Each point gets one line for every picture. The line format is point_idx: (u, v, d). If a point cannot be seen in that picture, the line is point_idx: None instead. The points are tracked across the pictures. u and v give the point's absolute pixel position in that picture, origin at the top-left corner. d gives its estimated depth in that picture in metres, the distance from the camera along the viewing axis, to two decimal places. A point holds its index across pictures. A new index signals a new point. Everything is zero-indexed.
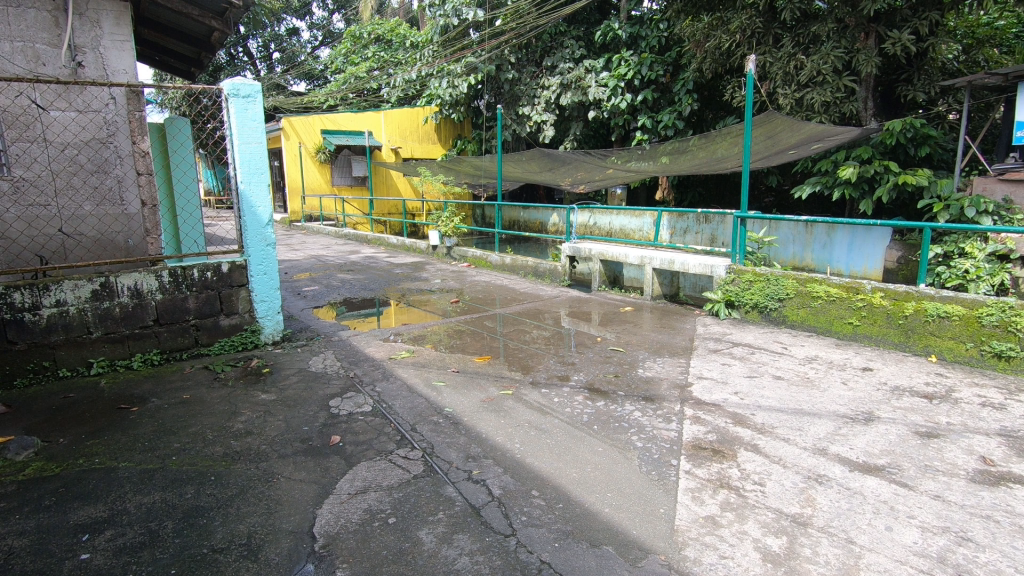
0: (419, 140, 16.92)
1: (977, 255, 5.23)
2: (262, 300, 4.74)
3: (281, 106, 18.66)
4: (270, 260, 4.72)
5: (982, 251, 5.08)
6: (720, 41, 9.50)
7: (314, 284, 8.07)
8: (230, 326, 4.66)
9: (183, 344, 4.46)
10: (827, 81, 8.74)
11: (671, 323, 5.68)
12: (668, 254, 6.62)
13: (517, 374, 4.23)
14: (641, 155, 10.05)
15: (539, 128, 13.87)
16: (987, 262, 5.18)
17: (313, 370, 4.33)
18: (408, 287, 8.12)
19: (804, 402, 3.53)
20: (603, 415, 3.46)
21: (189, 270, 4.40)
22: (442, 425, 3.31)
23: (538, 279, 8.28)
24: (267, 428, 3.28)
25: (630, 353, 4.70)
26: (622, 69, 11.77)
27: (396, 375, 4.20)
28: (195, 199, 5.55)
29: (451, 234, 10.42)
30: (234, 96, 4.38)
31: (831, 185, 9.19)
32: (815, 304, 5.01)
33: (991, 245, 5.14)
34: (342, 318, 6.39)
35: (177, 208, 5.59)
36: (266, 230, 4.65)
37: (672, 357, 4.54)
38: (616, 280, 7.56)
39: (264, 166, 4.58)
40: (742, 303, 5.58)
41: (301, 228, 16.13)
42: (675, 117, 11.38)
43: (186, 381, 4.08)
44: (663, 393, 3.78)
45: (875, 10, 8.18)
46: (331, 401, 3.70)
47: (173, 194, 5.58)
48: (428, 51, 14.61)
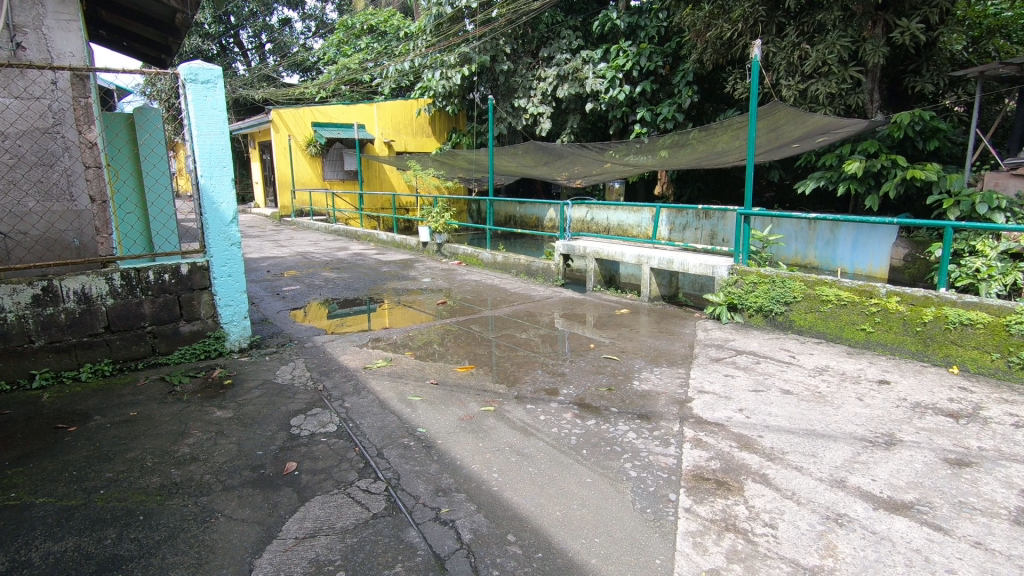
0: (413, 133, 16.53)
1: (988, 254, 4.92)
2: (227, 305, 4.38)
3: (272, 97, 18.23)
4: (235, 261, 4.35)
5: (995, 250, 4.79)
6: (721, 30, 9.16)
7: (296, 284, 7.68)
8: (191, 333, 4.29)
9: (138, 353, 4.09)
10: (832, 72, 8.39)
11: (669, 328, 5.31)
12: (667, 254, 6.25)
13: (501, 387, 3.86)
14: (640, 147, 9.58)
15: (535, 121, 13.46)
16: (1001, 260, 4.87)
17: (279, 382, 3.96)
18: (394, 286, 7.74)
19: (817, 422, 3.18)
20: (592, 437, 3.10)
21: (144, 273, 4.04)
22: (413, 449, 2.95)
23: (530, 278, 7.88)
24: (215, 453, 2.92)
25: (625, 362, 4.35)
26: (620, 59, 11.35)
27: (368, 388, 3.83)
28: (166, 191, 5.19)
29: (441, 230, 10.00)
30: (192, 81, 4.00)
31: (835, 180, 8.88)
32: (825, 309, 4.65)
33: (1004, 244, 4.85)
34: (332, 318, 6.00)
35: (146, 203, 5.25)
36: (230, 229, 4.28)
37: (670, 368, 4.20)
38: (612, 280, 7.18)
39: (227, 159, 4.21)
40: (745, 306, 5.21)
41: (291, 223, 15.73)
42: (674, 110, 11.00)
43: (137, 394, 3.71)
44: (661, 411, 3.42)
45: None
46: (293, 419, 3.34)
47: (142, 187, 5.24)
48: (422, 41, 14.25)
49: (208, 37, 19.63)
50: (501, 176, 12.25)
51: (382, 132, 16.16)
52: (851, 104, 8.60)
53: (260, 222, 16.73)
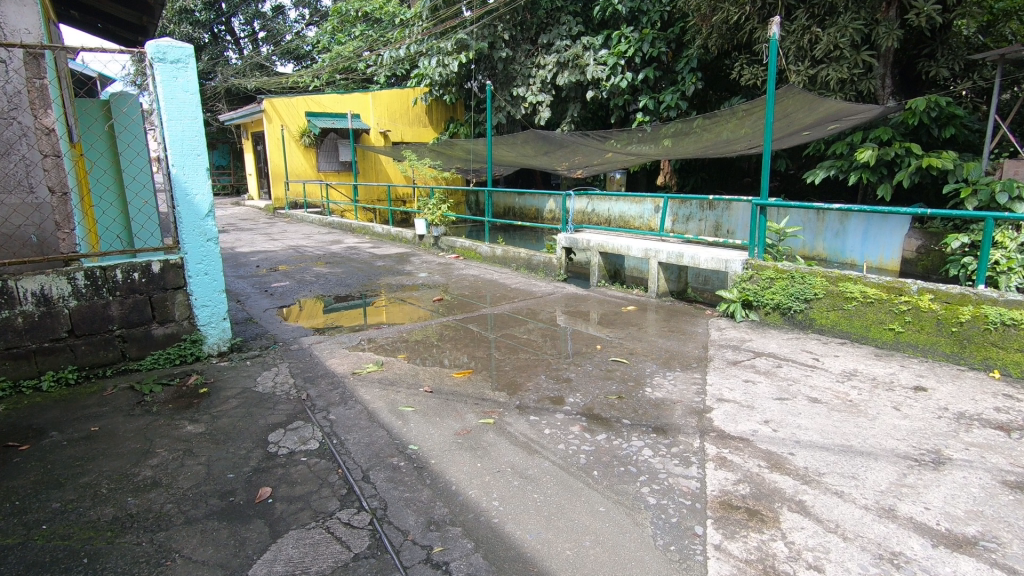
0: (409, 123, 16.10)
1: (1008, 245, 4.55)
2: (204, 306, 4.04)
3: (265, 86, 17.79)
4: (212, 257, 4.01)
5: (1015, 241, 4.42)
6: (728, 14, 8.70)
7: (285, 279, 7.34)
8: (165, 336, 3.95)
9: (107, 360, 3.75)
10: (844, 56, 8.02)
11: (680, 327, 4.98)
12: (676, 248, 5.89)
13: (501, 396, 3.53)
14: (643, 136, 9.22)
15: (534, 110, 13.04)
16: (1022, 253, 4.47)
17: (259, 391, 3.63)
18: (388, 281, 7.40)
19: (853, 437, 2.85)
20: (604, 455, 2.77)
21: (111, 271, 3.69)
22: (403, 471, 2.63)
23: (531, 273, 7.53)
24: (180, 478, 2.59)
25: (635, 366, 4.01)
26: (622, 46, 10.93)
27: (356, 398, 3.49)
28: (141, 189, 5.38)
29: (438, 223, 9.63)
30: (160, 61, 3.65)
31: (846, 169, 8.54)
32: (849, 307, 4.33)
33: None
34: (322, 317, 5.61)
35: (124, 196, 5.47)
36: (206, 223, 3.94)
37: (684, 372, 3.87)
38: (616, 274, 6.82)
39: (201, 146, 3.86)
40: (761, 304, 4.88)
41: (285, 216, 15.37)
42: (678, 97, 10.63)
43: (102, 406, 3.38)
44: (678, 423, 3.10)
45: None
46: (271, 435, 3.02)
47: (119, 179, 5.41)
48: (418, 28, 13.86)
49: (198, 25, 19.10)
50: (501, 166, 11.86)
51: (377, 122, 15.68)
52: (862, 91, 8.17)
53: (253, 214, 16.34)
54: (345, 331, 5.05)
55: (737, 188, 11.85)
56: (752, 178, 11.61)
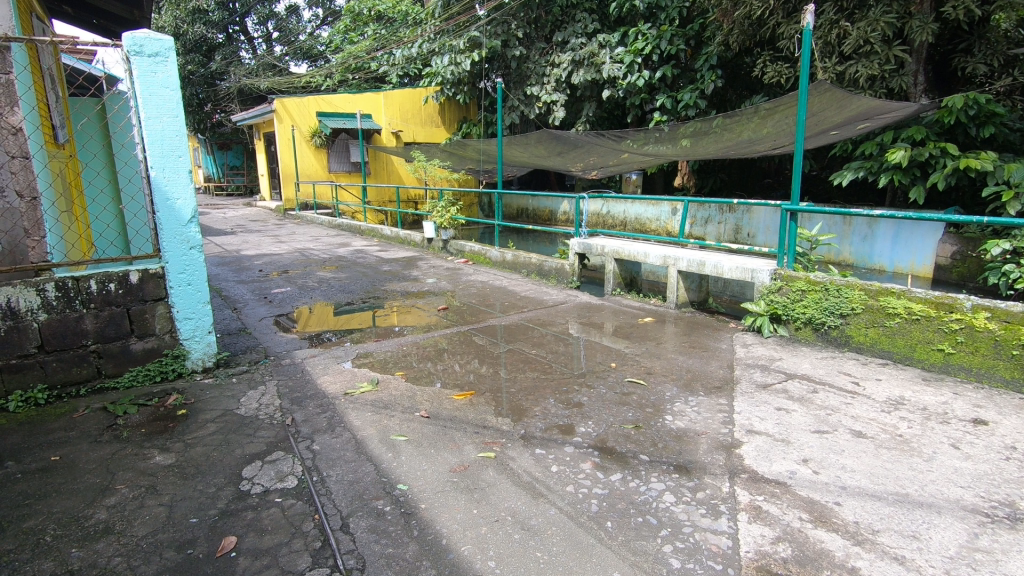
0: (421, 123, 15.85)
1: None
2: (187, 319, 3.75)
3: (277, 86, 17.64)
4: (195, 267, 3.72)
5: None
6: (751, 9, 8.27)
7: (286, 285, 7.06)
8: (144, 351, 3.67)
9: (81, 377, 3.48)
10: (874, 52, 7.55)
11: (701, 343, 4.59)
12: (697, 255, 5.51)
13: (505, 423, 3.18)
14: (660, 136, 8.82)
15: (549, 110, 12.66)
16: None
17: (241, 414, 3.32)
18: (394, 287, 7.08)
19: (909, 484, 2.46)
20: (618, 501, 2.41)
21: (85, 282, 3.41)
22: (389, 518, 2.30)
23: (542, 279, 7.18)
24: (136, 523, 2.28)
25: (654, 390, 3.63)
26: (639, 43, 10.54)
27: (345, 424, 3.16)
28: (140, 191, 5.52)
29: (447, 226, 9.30)
30: (137, 54, 3.36)
31: (876, 170, 8.06)
32: (891, 325, 3.92)
33: None
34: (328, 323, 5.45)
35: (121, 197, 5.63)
36: (188, 229, 3.65)
37: (708, 397, 3.49)
38: (632, 282, 6.45)
39: (183, 147, 3.57)
40: (791, 318, 4.48)
41: (295, 217, 15.18)
42: (697, 96, 10.21)
43: (70, 430, 3.10)
44: (704, 461, 2.72)
45: None
46: (246, 469, 2.70)
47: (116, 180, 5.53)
48: (431, 26, 13.57)
49: (212, 26, 18.77)
50: (513, 166, 11.52)
51: (389, 121, 15.43)
52: (893, 87, 7.73)
53: (264, 215, 16.17)
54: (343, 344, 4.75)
55: (758, 190, 11.47)
56: (774, 179, 11.33)
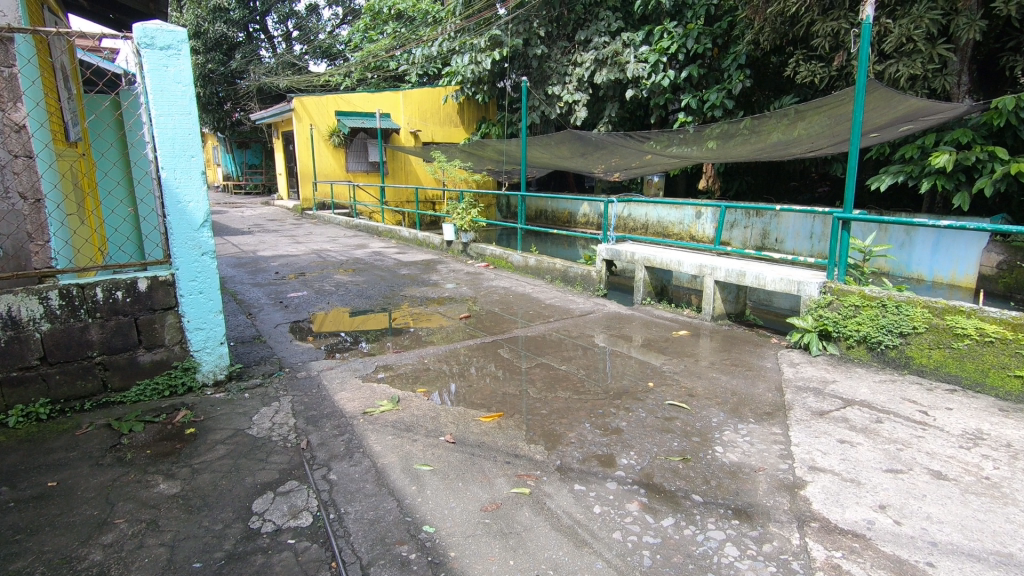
0: (440, 122, 15.62)
1: None
2: (198, 329, 3.53)
3: (296, 85, 17.55)
4: (207, 274, 3.50)
5: None
6: (784, 6, 7.85)
7: (303, 289, 6.85)
8: (153, 363, 3.45)
9: (85, 391, 3.27)
10: (917, 50, 7.08)
11: (744, 360, 4.27)
12: (736, 264, 5.18)
13: (538, 452, 2.90)
14: (685, 137, 8.46)
15: (570, 110, 12.31)
16: None
17: (252, 435, 3.08)
18: (413, 293, 6.84)
19: (1010, 541, 2.14)
20: (673, 553, 2.12)
21: (90, 290, 3.20)
22: (414, 570, 2.03)
23: (567, 286, 6.89)
24: (133, 567, 2.05)
25: (698, 415, 3.33)
26: (664, 42, 10.18)
27: (365, 450, 2.91)
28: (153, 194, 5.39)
29: (467, 229, 9.05)
30: (148, 46, 3.14)
31: (917, 175, 7.64)
32: (960, 346, 3.58)
33: None
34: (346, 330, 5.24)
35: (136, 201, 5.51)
36: (200, 234, 3.43)
37: (761, 425, 3.18)
38: (663, 291, 6.14)
39: (195, 147, 3.35)
40: (842, 335, 4.14)
41: (312, 217, 15.05)
42: (723, 96, 9.82)
43: (71, 450, 2.88)
44: (766, 505, 2.42)
45: None
46: (257, 501, 2.45)
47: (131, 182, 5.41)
48: (451, 24, 13.32)
49: (233, 24, 18.68)
50: (535, 168, 11.24)
51: (408, 121, 15.22)
52: (936, 88, 7.18)
53: (282, 215, 16.09)
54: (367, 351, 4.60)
55: (783, 193, 11.11)
56: (801, 182, 10.89)
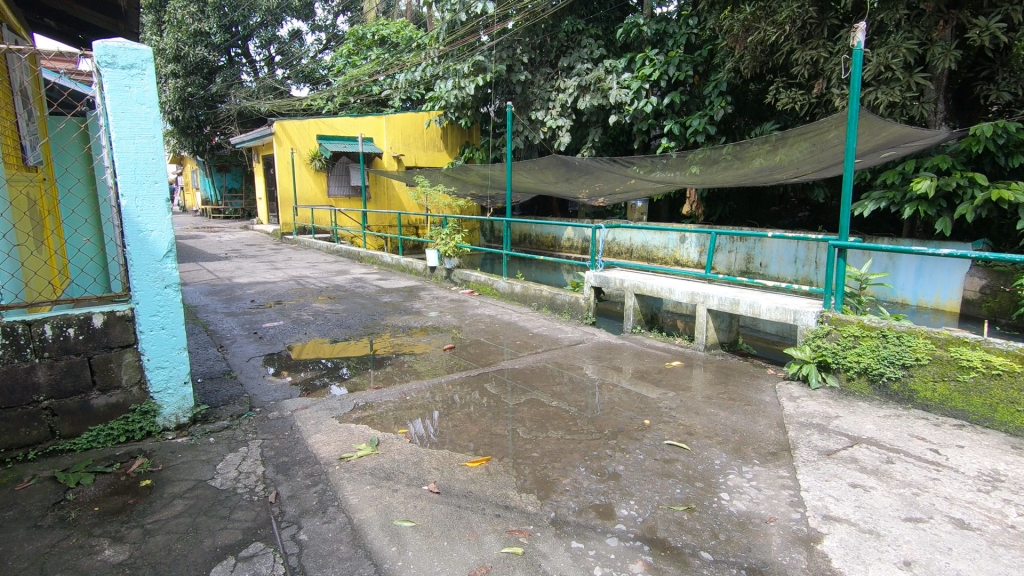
0: (423, 147, 15.53)
1: None
2: (159, 368, 3.25)
3: (277, 109, 17.34)
4: (170, 307, 3.23)
5: None
6: (766, 35, 7.84)
7: (279, 318, 6.55)
8: (108, 406, 3.15)
9: (30, 439, 2.95)
10: (895, 78, 7.06)
11: (741, 394, 4.08)
12: (729, 292, 5.05)
13: (530, 503, 2.66)
14: (667, 162, 8.37)
15: (554, 135, 12.30)
16: None
17: (215, 488, 2.79)
18: (395, 322, 6.57)
19: None
20: None
21: (38, 327, 2.92)
22: None
23: (554, 313, 6.70)
24: None
25: (700, 456, 3.13)
26: (646, 69, 10.22)
27: (341, 505, 2.63)
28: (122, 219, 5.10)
29: (451, 254, 8.87)
30: (109, 65, 2.93)
31: (899, 201, 7.64)
32: (966, 380, 3.45)
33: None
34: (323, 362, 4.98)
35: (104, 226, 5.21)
36: (164, 265, 3.18)
37: (767, 468, 2.97)
38: (654, 319, 5.98)
39: (159, 172, 3.12)
40: (842, 367, 3.99)
41: (292, 242, 14.73)
42: (705, 122, 9.84)
43: (7, 509, 2.57)
44: (782, 563, 2.21)
45: None
46: (216, 569, 2.18)
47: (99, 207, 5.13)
48: (434, 50, 13.25)
49: (214, 48, 18.21)
50: (520, 192, 11.14)
51: (390, 145, 15.12)
52: (915, 116, 7.12)
53: (261, 239, 15.75)
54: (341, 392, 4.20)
55: (765, 218, 11.23)
56: (780, 207, 11.08)
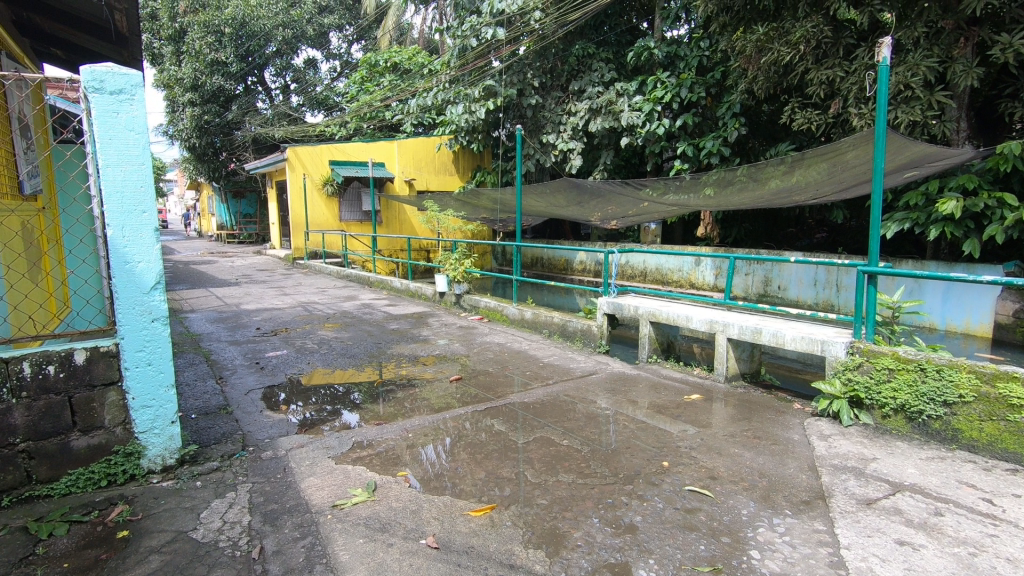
0: (434, 171, 15.53)
1: None
2: (145, 407, 3.07)
3: (291, 135, 17.49)
4: (157, 343, 3.06)
5: None
6: (779, 55, 7.58)
7: (283, 347, 6.39)
8: (89, 448, 2.97)
9: (3, 484, 2.76)
10: (915, 97, 6.80)
11: (767, 432, 3.79)
12: (750, 320, 4.78)
13: (538, 562, 2.40)
14: (680, 185, 8.11)
15: (566, 158, 12.19)
16: None
17: (195, 541, 2.57)
18: (402, 350, 6.37)
19: None
20: None
21: (16, 365, 2.75)
22: None
23: (566, 341, 6.46)
24: None
25: (725, 505, 2.85)
26: (658, 91, 10.09)
27: (331, 563, 2.40)
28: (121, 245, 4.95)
29: (461, 279, 8.67)
30: (97, 91, 2.81)
31: (923, 222, 7.33)
32: (1017, 420, 3.15)
33: None
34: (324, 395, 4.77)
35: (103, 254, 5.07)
36: (151, 298, 3.02)
37: (801, 520, 2.68)
38: (670, 348, 5.71)
39: (148, 201, 2.97)
40: (876, 403, 3.70)
41: (303, 267, 14.69)
42: (720, 144, 9.64)
43: None
44: None
45: (982, 8, 6.16)
46: None
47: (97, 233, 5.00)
48: (444, 75, 13.24)
49: (231, 76, 18.41)
50: (531, 216, 10.99)
51: (402, 170, 15.16)
52: (936, 134, 6.92)
53: (273, 264, 15.74)
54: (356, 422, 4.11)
55: (781, 240, 10.96)
56: (798, 228, 10.82)
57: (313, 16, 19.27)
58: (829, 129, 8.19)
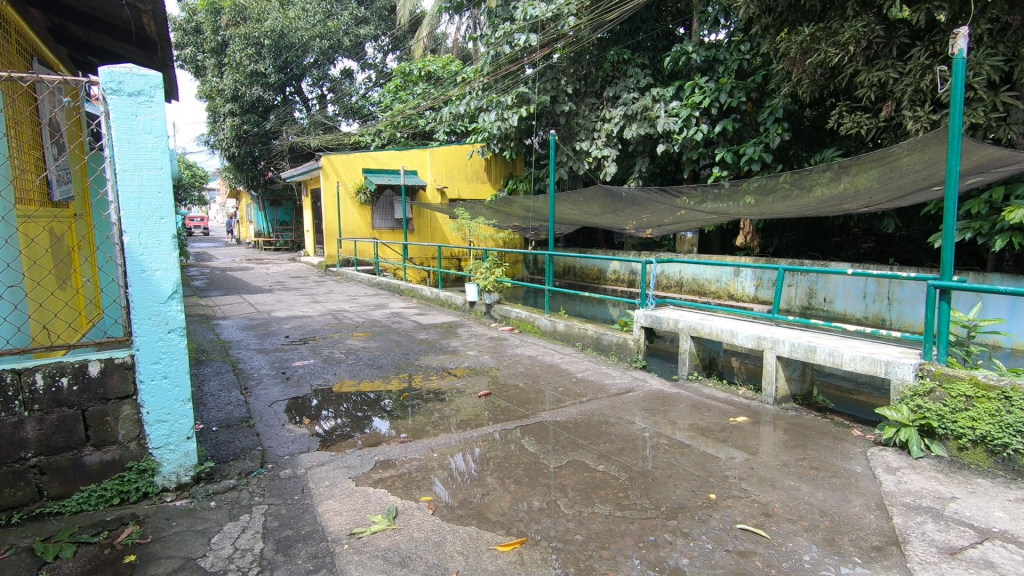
0: (466, 179, 15.43)
1: None
2: (160, 421, 2.93)
3: (326, 144, 17.67)
4: (173, 354, 2.93)
5: None
6: (826, 56, 7.14)
7: (310, 356, 6.28)
8: (102, 463, 2.85)
9: (13, 501, 2.66)
10: (977, 99, 6.25)
11: (826, 462, 3.44)
12: (802, 337, 4.42)
13: None
14: (720, 193, 7.74)
15: (600, 166, 11.90)
16: None
17: (203, 569, 2.39)
18: (429, 362, 6.17)
19: None
20: None
21: (29, 376, 2.65)
22: None
23: (600, 355, 6.17)
24: None
25: (784, 548, 2.53)
26: (696, 96, 9.72)
27: None
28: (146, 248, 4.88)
29: (491, 289, 8.44)
30: (115, 92, 2.71)
31: (986, 232, 6.79)
32: None
33: None
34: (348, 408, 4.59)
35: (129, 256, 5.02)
36: (167, 308, 2.89)
37: (875, 572, 2.34)
38: (712, 364, 5.36)
39: (166, 206, 2.85)
40: (952, 433, 3.32)
41: (335, 274, 14.77)
42: (761, 150, 9.18)
43: None
44: None
45: None
46: None
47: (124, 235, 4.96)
48: (477, 83, 13.13)
49: (270, 87, 18.77)
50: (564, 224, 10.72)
51: (434, 179, 15.15)
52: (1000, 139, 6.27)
53: (306, 271, 15.87)
54: (381, 437, 3.94)
55: (825, 250, 10.40)
56: (843, 238, 10.25)
57: (349, 27, 19.52)
58: (880, 134, 7.71)
